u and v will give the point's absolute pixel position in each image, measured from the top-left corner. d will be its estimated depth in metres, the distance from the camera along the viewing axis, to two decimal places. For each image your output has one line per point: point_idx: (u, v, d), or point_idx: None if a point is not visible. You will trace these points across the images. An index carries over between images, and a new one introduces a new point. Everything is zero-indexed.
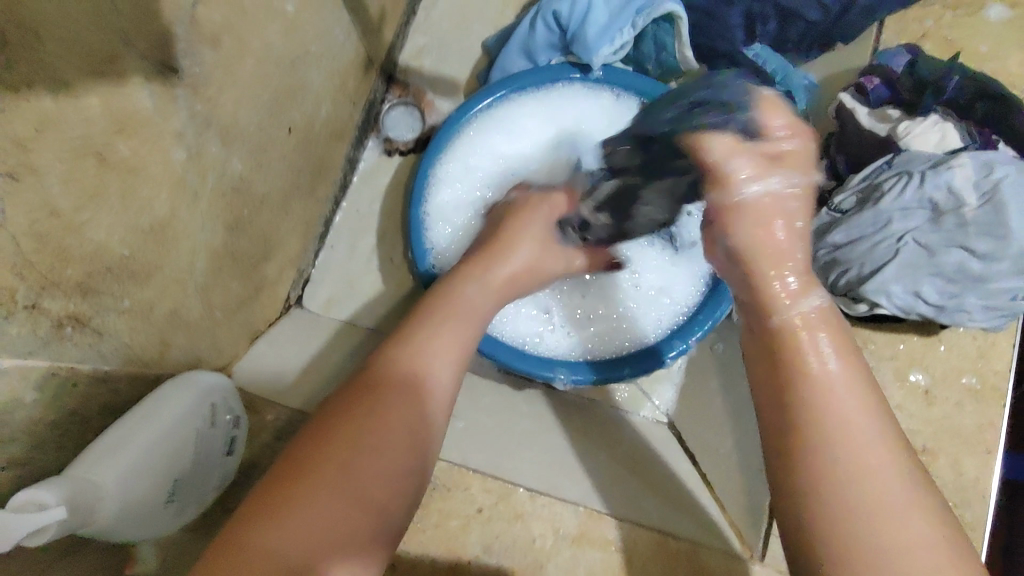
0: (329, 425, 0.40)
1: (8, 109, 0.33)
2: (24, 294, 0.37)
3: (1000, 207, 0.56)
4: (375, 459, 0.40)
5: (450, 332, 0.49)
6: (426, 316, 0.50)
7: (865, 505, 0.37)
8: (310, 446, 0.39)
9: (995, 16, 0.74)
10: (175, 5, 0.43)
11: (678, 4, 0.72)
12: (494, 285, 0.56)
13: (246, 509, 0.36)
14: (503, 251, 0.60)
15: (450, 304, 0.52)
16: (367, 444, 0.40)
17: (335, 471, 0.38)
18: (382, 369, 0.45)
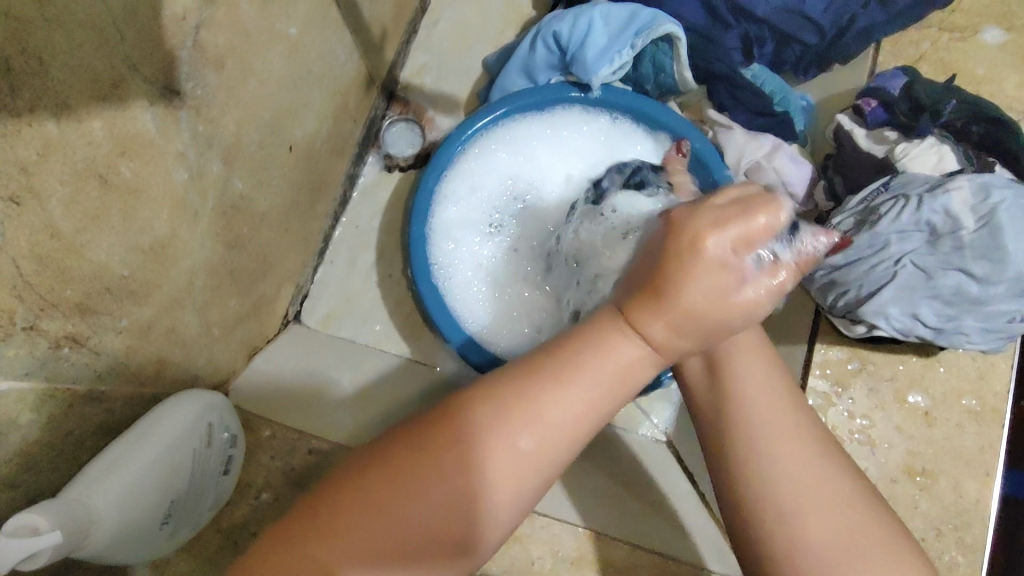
0: (413, 445, 0.43)
1: (12, 135, 0.33)
2: (24, 316, 0.37)
3: (997, 231, 0.56)
4: (425, 516, 0.41)
5: (558, 404, 0.43)
6: (556, 371, 0.43)
7: (790, 475, 0.44)
8: (415, 457, 0.42)
9: (991, 39, 0.75)
10: (179, 30, 0.44)
11: (678, 26, 0.73)
12: (663, 351, 0.43)
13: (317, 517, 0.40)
14: (664, 305, 0.42)
15: (580, 363, 0.43)
16: (433, 503, 0.41)
17: (403, 497, 0.41)
18: (477, 427, 0.43)
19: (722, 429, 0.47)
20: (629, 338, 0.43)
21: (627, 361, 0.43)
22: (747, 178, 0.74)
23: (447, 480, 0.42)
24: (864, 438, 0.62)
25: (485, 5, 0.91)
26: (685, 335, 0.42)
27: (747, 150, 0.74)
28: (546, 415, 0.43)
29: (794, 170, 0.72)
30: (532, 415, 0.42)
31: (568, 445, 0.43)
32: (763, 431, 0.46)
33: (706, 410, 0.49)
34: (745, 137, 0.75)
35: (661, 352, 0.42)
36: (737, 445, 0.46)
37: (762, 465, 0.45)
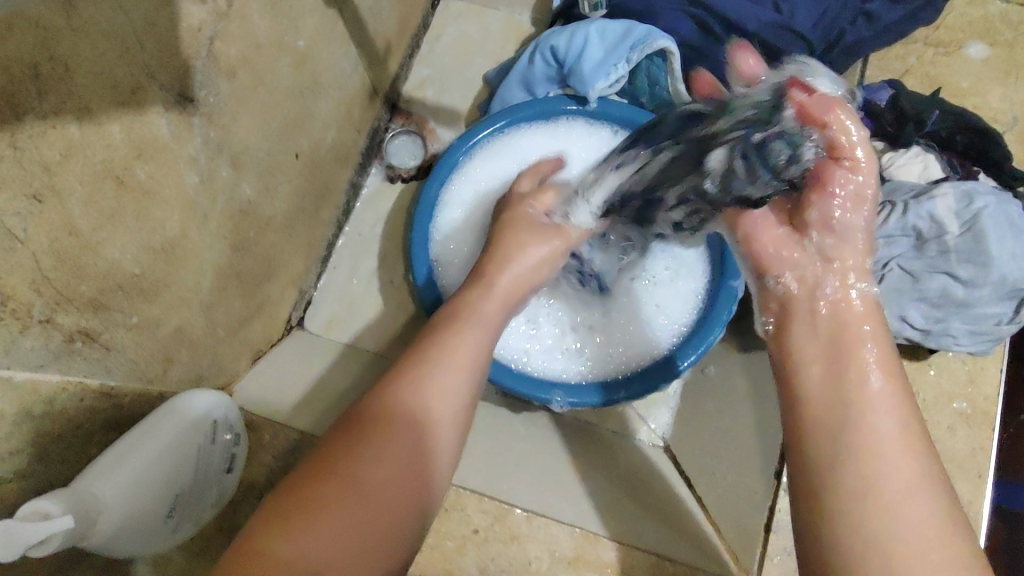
0: (343, 445, 0.40)
1: (36, 135, 0.35)
2: (40, 310, 0.39)
3: (980, 235, 0.58)
4: (385, 468, 0.39)
5: (459, 355, 0.47)
6: (439, 338, 0.48)
7: (909, 502, 0.36)
8: (337, 441, 0.40)
9: (974, 54, 0.77)
10: (195, 40, 0.46)
11: (671, 41, 0.75)
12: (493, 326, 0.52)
13: (266, 524, 0.35)
14: (487, 275, 0.56)
15: (467, 317, 0.50)
16: (379, 458, 0.40)
17: (354, 472, 0.39)
18: (392, 396, 0.43)
19: (832, 405, 0.41)
20: (481, 291, 0.54)
21: (491, 315, 0.52)
22: None
23: (387, 447, 0.40)
24: None
25: (485, 22, 0.94)
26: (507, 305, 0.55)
27: None
28: (449, 365, 0.45)
29: None
30: (428, 375, 0.44)
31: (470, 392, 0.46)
32: (884, 431, 0.38)
33: (814, 396, 0.42)
34: None
35: (502, 300, 0.55)
36: (845, 432, 0.39)
37: (882, 463, 0.37)
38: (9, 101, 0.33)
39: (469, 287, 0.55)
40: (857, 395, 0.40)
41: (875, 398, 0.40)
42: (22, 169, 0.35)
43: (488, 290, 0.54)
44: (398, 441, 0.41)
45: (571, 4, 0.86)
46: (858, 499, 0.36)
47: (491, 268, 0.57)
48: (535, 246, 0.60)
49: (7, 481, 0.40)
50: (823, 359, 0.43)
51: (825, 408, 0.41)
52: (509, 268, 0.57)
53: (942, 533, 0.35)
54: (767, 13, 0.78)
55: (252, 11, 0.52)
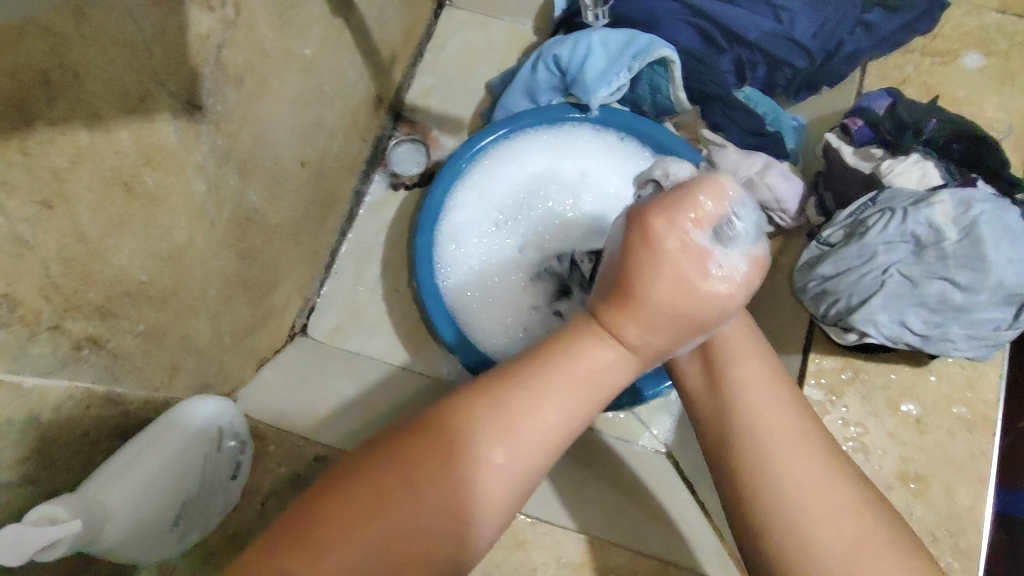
0: (386, 460, 0.38)
1: (46, 141, 0.36)
2: (48, 316, 0.39)
3: (978, 242, 0.59)
4: (432, 510, 0.37)
5: (555, 405, 0.40)
6: (535, 371, 0.40)
7: (796, 477, 0.42)
8: (394, 463, 0.38)
9: (971, 63, 0.78)
10: (203, 49, 0.47)
11: (672, 50, 0.76)
12: (640, 352, 0.41)
13: (297, 523, 0.36)
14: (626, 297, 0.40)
15: (563, 359, 0.41)
16: (435, 498, 0.38)
17: (396, 497, 0.37)
18: (458, 424, 0.39)
19: (718, 417, 0.46)
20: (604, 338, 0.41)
21: (604, 363, 0.41)
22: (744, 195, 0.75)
23: (444, 480, 0.38)
24: (859, 445, 0.64)
25: (488, 31, 0.95)
26: (656, 330, 0.40)
27: (741, 167, 0.76)
28: (530, 419, 0.39)
29: (785, 187, 0.75)
30: (508, 418, 0.39)
31: (556, 447, 0.40)
32: (767, 424, 0.44)
33: (703, 407, 0.48)
34: (740, 154, 0.77)
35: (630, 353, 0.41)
36: (738, 435, 0.44)
37: (770, 462, 0.42)
38: (18, 106, 0.33)
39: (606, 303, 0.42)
40: (739, 401, 0.46)
41: (749, 394, 0.46)
42: (33, 175, 0.35)
43: (631, 313, 0.40)
44: (446, 478, 0.38)
45: (573, 13, 0.87)
46: (752, 485, 0.42)
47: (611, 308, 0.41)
48: (691, 268, 0.39)
49: (13, 487, 0.39)
50: (702, 374, 0.49)
51: (713, 422, 0.46)
52: (649, 302, 0.39)
53: (840, 508, 0.41)
54: (769, 22, 0.79)
55: (260, 20, 0.53)
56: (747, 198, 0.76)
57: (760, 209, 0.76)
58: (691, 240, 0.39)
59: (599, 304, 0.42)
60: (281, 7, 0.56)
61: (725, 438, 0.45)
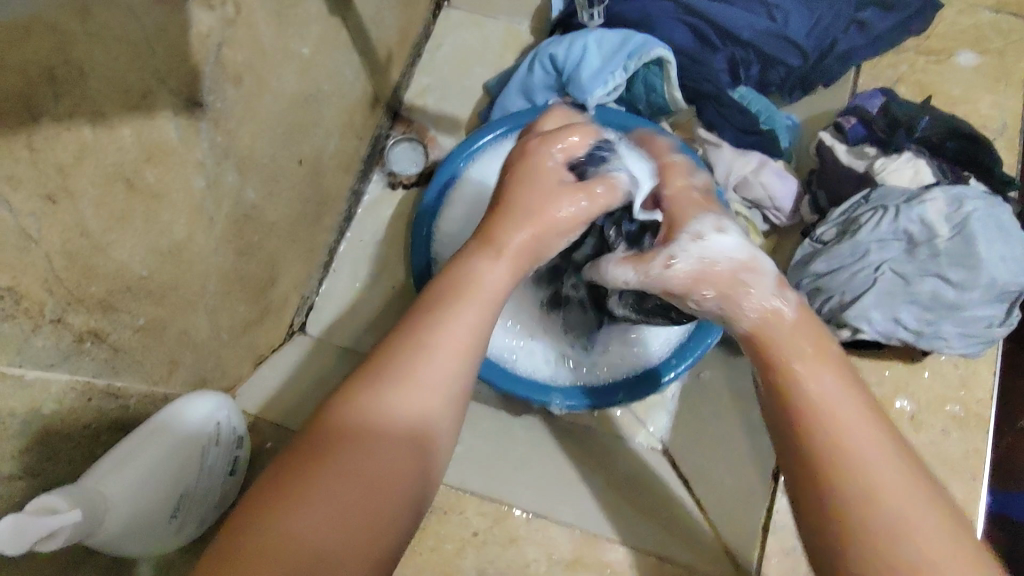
0: (313, 443, 0.35)
1: (51, 138, 0.36)
2: (51, 309, 0.40)
3: (969, 239, 0.59)
4: (377, 459, 0.35)
5: (459, 321, 0.40)
6: (437, 302, 0.41)
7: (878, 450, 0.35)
8: (316, 440, 0.35)
9: (965, 63, 0.79)
10: (204, 47, 0.48)
11: (668, 50, 0.77)
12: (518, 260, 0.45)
13: (246, 516, 0.33)
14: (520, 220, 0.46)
15: (465, 287, 0.42)
16: (369, 451, 0.35)
17: (335, 468, 0.34)
18: (362, 393, 0.37)
19: (790, 433, 0.37)
20: (490, 256, 0.44)
21: (494, 282, 0.43)
22: (738, 195, 0.76)
23: (374, 449, 0.35)
24: None
25: (485, 32, 0.96)
26: (534, 243, 0.46)
27: (734, 167, 0.77)
28: (443, 337, 0.39)
29: (780, 186, 0.75)
30: (416, 359, 0.38)
31: (470, 361, 0.40)
32: (843, 399, 0.37)
33: (772, 418, 0.39)
34: (733, 154, 0.78)
35: (515, 262, 0.45)
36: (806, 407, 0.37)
37: (851, 468, 0.34)
38: (24, 102, 0.34)
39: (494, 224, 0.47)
40: (796, 359, 0.40)
41: (819, 360, 0.39)
42: (39, 171, 0.36)
43: (517, 223, 0.46)
44: (358, 438, 0.35)
45: (569, 14, 0.87)
46: (837, 509, 0.34)
47: (499, 226, 0.46)
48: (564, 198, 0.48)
49: (17, 478, 0.40)
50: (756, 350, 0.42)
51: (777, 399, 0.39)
52: (523, 224, 0.46)
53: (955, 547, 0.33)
54: (762, 21, 0.79)
55: (259, 19, 0.54)
56: (740, 196, 0.77)
57: (754, 207, 0.78)
58: (557, 163, 0.50)
59: (488, 228, 0.47)
60: (280, 7, 0.57)
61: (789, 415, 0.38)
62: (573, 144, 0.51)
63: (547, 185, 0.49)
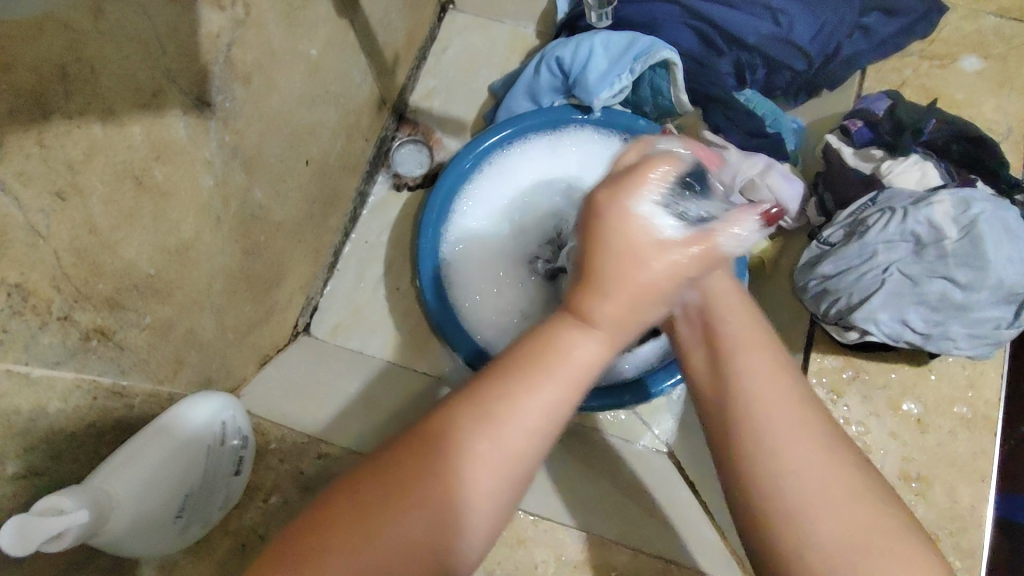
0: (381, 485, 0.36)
1: (61, 135, 0.36)
2: (59, 306, 0.39)
3: (977, 241, 0.59)
4: (419, 526, 0.35)
5: (542, 399, 0.37)
6: (523, 367, 0.38)
7: (801, 470, 0.36)
8: (384, 484, 0.36)
9: (969, 67, 0.79)
10: (213, 47, 0.48)
11: (674, 52, 0.77)
12: (616, 333, 0.39)
13: (304, 541, 0.34)
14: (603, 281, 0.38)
15: (552, 357, 0.38)
16: (416, 516, 0.35)
17: (389, 519, 0.35)
18: (451, 440, 0.37)
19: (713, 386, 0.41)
20: (579, 328, 0.38)
21: (584, 356, 0.38)
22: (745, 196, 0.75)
23: (430, 509, 0.35)
24: (860, 444, 0.64)
25: (490, 35, 0.96)
26: (629, 305, 0.38)
27: (742, 168, 0.76)
28: (519, 412, 0.37)
29: (787, 189, 0.75)
30: (491, 426, 0.37)
31: (545, 444, 0.38)
32: (767, 405, 0.38)
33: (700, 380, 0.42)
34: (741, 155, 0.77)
35: (610, 341, 0.39)
36: (733, 416, 0.39)
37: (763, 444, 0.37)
38: (36, 99, 0.34)
39: (583, 284, 0.39)
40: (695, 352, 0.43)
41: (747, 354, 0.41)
42: (48, 167, 0.36)
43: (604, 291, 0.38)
44: (428, 497, 0.35)
45: (575, 16, 0.87)
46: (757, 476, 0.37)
47: (587, 292, 0.38)
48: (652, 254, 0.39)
49: (20, 478, 0.39)
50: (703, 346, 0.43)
51: (715, 403, 0.40)
52: (608, 293, 0.38)
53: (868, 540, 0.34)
54: (767, 27, 0.80)
55: (268, 19, 0.54)
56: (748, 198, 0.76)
57: None
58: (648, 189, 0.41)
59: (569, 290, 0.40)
60: (289, 7, 0.57)
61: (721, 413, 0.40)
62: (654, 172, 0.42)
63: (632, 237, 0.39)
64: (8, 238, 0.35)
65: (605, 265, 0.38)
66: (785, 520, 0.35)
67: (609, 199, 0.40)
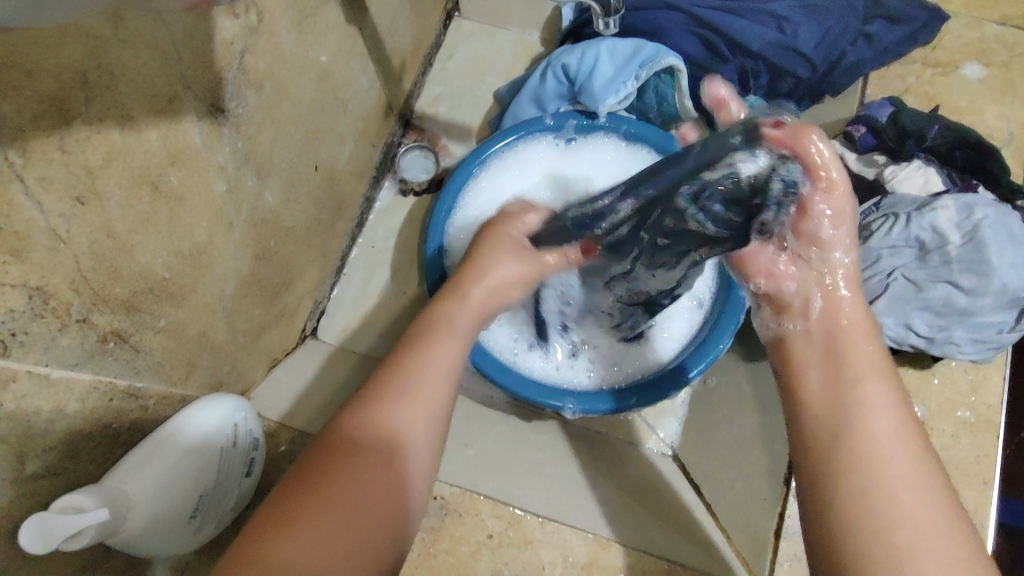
0: (313, 474, 0.38)
1: (82, 140, 0.37)
2: (78, 308, 0.40)
3: (981, 245, 0.60)
4: (365, 486, 0.38)
5: (438, 358, 0.45)
6: (417, 340, 0.46)
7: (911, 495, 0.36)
8: (318, 455, 0.39)
9: (971, 74, 0.80)
10: (227, 54, 0.49)
11: (679, 59, 0.79)
12: (485, 306, 0.52)
13: (260, 526, 0.36)
14: (487, 270, 0.53)
15: (438, 329, 0.47)
16: (358, 484, 0.38)
17: (336, 487, 0.37)
18: (368, 404, 0.41)
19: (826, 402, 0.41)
20: (456, 304, 0.50)
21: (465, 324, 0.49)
22: None
23: (368, 481, 0.38)
24: None
25: (496, 42, 0.97)
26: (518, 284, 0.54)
27: None
28: (425, 367, 0.43)
29: None
30: (405, 390, 0.42)
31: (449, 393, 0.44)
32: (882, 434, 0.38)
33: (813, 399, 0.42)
34: None
35: (478, 310, 0.51)
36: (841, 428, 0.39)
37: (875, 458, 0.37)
38: (58, 107, 0.35)
39: (463, 278, 0.52)
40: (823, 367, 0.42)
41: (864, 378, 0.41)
42: (69, 172, 0.37)
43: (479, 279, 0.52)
44: (364, 464, 0.39)
45: (581, 24, 0.89)
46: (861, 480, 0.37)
47: (466, 281, 0.52)
48: (520, 250, 0.55)
49: (40, 478, 0.40)
50: (820, 363, 0.42)
51: (823, 408, 0.41)
52: (485, 278, 0.52)
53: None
54: (772, 33, 0.81)
55: (280, 27, 0.55)
56: None
57: None
58: (523, 231, 0.57)
59: (455, 285, 0.52)
60: (301, 15, 0.58)
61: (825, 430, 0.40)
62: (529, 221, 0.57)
63: (506, 243, 0.55)
64: (30, 240, 0.35)
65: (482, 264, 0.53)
66: (880, 513, 0.36)
67: (501, 224, 0.57)
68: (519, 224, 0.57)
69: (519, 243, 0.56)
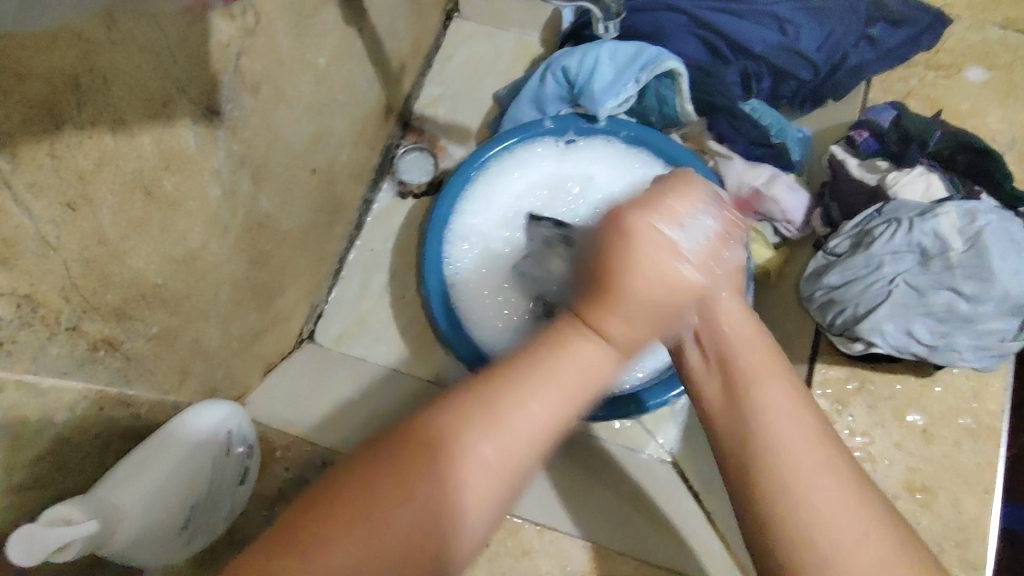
0: (356, 494, 0.34)
1: (73, 145, 0.36)
2: (68, 317, 0.39)
3: (983, 252, 0.60)
4: (406, 528, 0.34)
5: (530, 413, 0.36)
6: (530, 371, 0.37)
7: (825, 500, 0.37)
8: (382, 479, 0.35)
9: (974, 77, 0.79)
10: (222, 56, 0.48)
11: (680, 63, 0.77)
12: (626, 349, 0.39)
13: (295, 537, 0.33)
14: (614, 289, 0.38)
15: (549, 365, 0.37)
16: (398, 516, 0.34)
17: (373, 520, 0.34)
18: (448, 441, 0.36)
19: (733, 426, 0.40)
20: (587, 334, 0.38)
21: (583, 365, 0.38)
22: (749, 207, 0.77)
23: (405, 522, 0.34)
24: (865, 455, 0.64)
25: (496, 43, 0.97)
26: (642, 324, 0.39)
27: (746, 178, 0.78)
28: (515, 423, 0.36)
29: (791, 199, 0.76)
30: (489, 433, 0.36)
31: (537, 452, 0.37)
32: (794, 448, 0.38)
33: (717, 420, 0.41)
34: (745, 165, 0.79)
35: (627, 326, 0.38)
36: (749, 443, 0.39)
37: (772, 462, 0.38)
38: (49, 111, 0.34)
39: (598, 294, 0.38)
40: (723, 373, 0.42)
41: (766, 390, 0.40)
42: (60, 177, 0.36)
43: (615, 305, 0.38)
44: (408, 503, 0.34)
45: (581, 25, 0.88)
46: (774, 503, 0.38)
47: (598, 301, 0.38)
48: (666, 250, 0.39)
49: (27, 488, 0.39)
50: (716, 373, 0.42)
51: (731, 431, 0.40)
52: (623, 298, 0.38)
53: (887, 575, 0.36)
54: (774, 35, 0.80)
55: (276, 28, 0.54)
56: (752, 209, 0.78)
57: (766, 220, 0.78)
58: (657, 229, 0.39)
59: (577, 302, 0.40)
60: (298, 16, 0.57)
61: (741, 459, 0.40)
62: (676, 210, 0.41)
63: (650, 245, 0.39)
64: (20, 248, 0.35)
65: (628, 263, 0.38)
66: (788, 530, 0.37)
67: (637, 217, 0.40)
68: (661, 230, 0.39)
69: (660, 242, 0.39)
